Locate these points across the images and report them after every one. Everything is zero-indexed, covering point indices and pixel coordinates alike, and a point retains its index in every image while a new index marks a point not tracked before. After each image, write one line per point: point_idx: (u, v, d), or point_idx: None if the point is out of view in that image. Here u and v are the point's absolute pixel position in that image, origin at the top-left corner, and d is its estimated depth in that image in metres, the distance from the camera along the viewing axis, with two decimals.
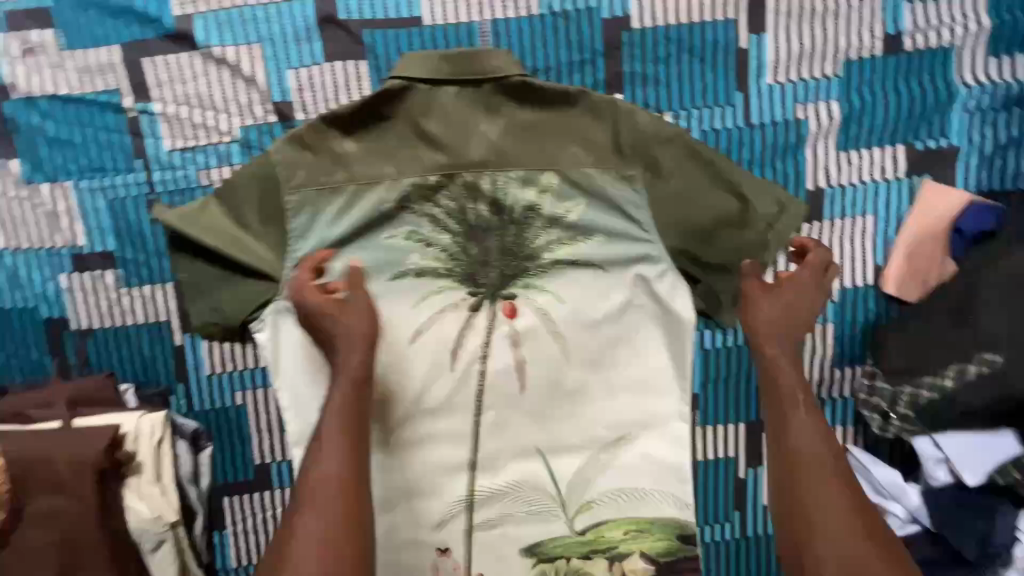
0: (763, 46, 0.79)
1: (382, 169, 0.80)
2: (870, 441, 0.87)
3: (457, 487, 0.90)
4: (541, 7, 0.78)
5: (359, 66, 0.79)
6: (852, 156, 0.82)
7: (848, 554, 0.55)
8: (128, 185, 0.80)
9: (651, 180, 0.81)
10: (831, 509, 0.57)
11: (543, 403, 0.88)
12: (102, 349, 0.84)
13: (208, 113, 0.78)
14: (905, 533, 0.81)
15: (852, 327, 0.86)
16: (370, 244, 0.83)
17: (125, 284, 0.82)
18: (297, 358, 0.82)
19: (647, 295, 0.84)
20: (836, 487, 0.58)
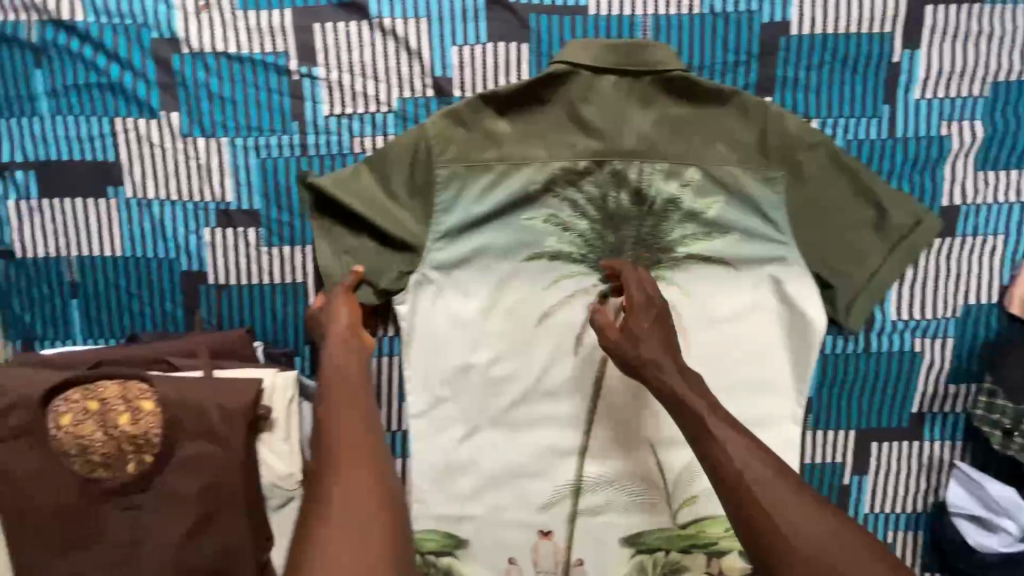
0: (914, 62, 0.81)
1: (532, 151, 0.81)
2: (977, 458, 0.90)
3: (566, 471, 0.90)
4: (703, 5, 0.80)
5: (521, 48, 0.80)
6: (989, 176, 0.84)
7: (815, 537, 0.60)
8: (283, 146, 0.81)
9: (793, 184, 0.82)
10: (781, 501, 0.62)
11: None
12: (235, 305, 0.85)
13: (370, 83, 0.80)
14: (1012, 550, 0.84)
15: (970, 343, 0.87)
16: (509, 224, 0.83)
17: (265, 243, 0.84)
18: (432, 330, 0.85)
19: (777, 297, 0.85)
20: (773, 481, 0.64)
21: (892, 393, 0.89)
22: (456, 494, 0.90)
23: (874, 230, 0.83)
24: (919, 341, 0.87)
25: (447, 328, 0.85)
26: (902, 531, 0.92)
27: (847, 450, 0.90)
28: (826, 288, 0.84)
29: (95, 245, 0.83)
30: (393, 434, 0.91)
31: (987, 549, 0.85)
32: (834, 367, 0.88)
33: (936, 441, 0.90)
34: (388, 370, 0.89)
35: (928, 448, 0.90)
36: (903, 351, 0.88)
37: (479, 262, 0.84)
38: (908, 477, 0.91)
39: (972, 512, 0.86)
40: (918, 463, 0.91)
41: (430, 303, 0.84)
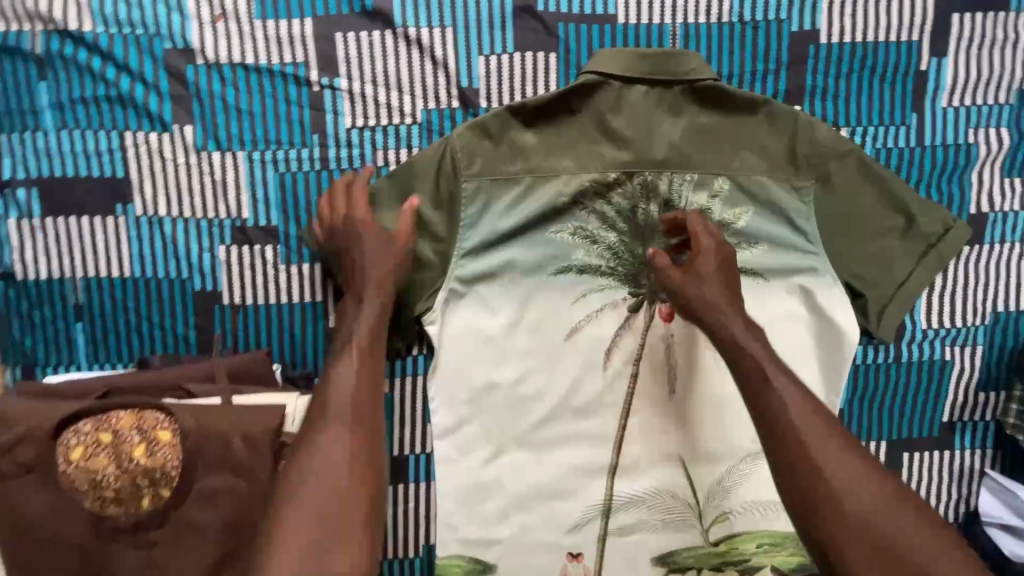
0: (942, 70, 0.81)
1: (559, 162, 0.78)
2: (1008, 466, 0.89)
3: (595, 490, 0.87)
4: (732, 14, 0.79)
5: (549, 58, 0.78)
6: (1015, 183, 0.84)
7: (870, 503, 0.58)
8: (302, 159, 0.78)
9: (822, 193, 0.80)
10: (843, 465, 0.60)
11: (691, 409, 0.87)
12: (252, 326, 0.81)
13: (393, 93, 0.77)
14: None
15: (999, 351, 0.87)
16: (536, 238, 0.80)
17: (283, 261, 0.80)
18: (454, 349, 0.82)
19: (807, 307, 0.82)
20: (838, 446, 0.61)
21: (922, 402, 0.88)
22: (483, 518, 0.86)
23: (901, 237, 0.81)
24: (949, 349, 0.87)
25: (472, 344, 0.82)
26: None
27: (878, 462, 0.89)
28: (857, 296, 0.82)
29: (103, 265, 0.79)
30: (416, 457, 0.86)
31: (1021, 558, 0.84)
32: (869, 378, 0.87)
33: (967, 450, 0.89)
34: (411, 391, 0.84)
35: (960, 457, 0.89)
36: (934, 360, 0.87)
37: (504, 277, 0.81)
38: (942, 486, 0.89)
39: (1005, 520, 0.86)
40: (951, 471, 0.89)
41: (456, 318, 0.81)
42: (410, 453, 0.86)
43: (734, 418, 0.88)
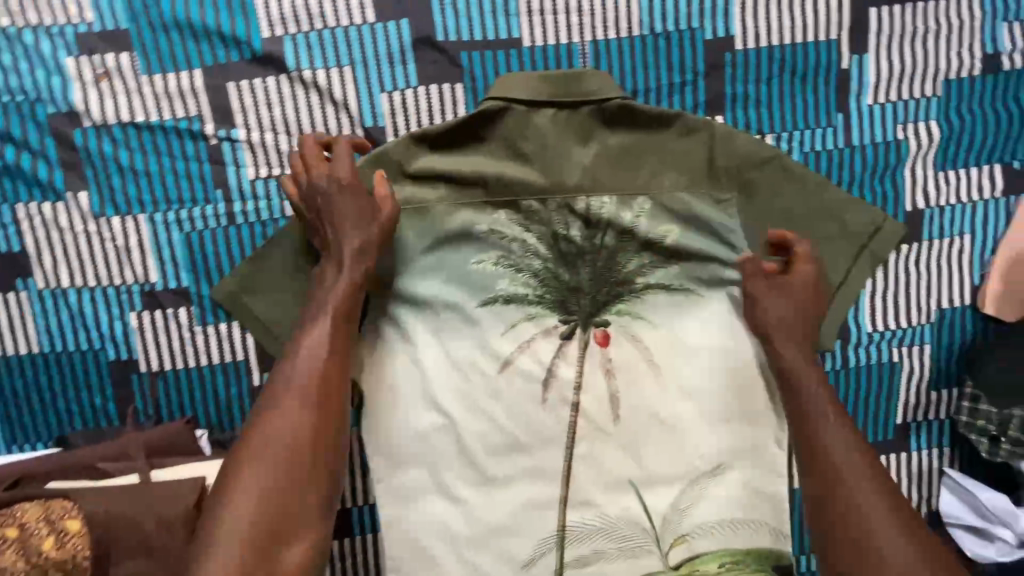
0: (864, 66, 0.78)
1: (474, 192, 0.77)
2: (966, 462, 0.87)
3: (547, 524, 0.85)
4: (642, 27, 0.76)
5: (456, 88, 0.75)
6: (950, 176, 0.81)
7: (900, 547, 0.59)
8: (207, 216, 0.75)
9: (745, 204, 0.79)
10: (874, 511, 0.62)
11: (638, 433, 0.85)
12: (173, 392, 0.78)
13: (295, 139, 0.74)
14: (1013, 559, 0.80)
15: (948, 348, 0.85)
16: (460, 271, 0.79)
17: (199, 322, 0.77)
18: (388, 395, 0.80)
19: (745, 324, 0.82)
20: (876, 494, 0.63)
21: (875, 406, 0.86)
22: (434, 564, 0.84)
23: (831, 244, 0.79)
24: (897, 350, 0.85)
25: (405, 386, 0.80)
26: None
27: None
28: None
29: (10, 343, 0.75)
30: (359, 509, 0.83)
31: (985, 559, 0.82)
32: None
33: (924, 449, 0.87)
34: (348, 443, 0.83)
35: (919, 458, 0.87)
36: (882, 362, 0.85)
37: (431, 314, 0.79)
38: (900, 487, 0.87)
39: (966, 521, 0.83)
40: (910, 473, 0.87)
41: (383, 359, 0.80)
42: (353, 505, 0.83)
43: (684, 439, 0.85)
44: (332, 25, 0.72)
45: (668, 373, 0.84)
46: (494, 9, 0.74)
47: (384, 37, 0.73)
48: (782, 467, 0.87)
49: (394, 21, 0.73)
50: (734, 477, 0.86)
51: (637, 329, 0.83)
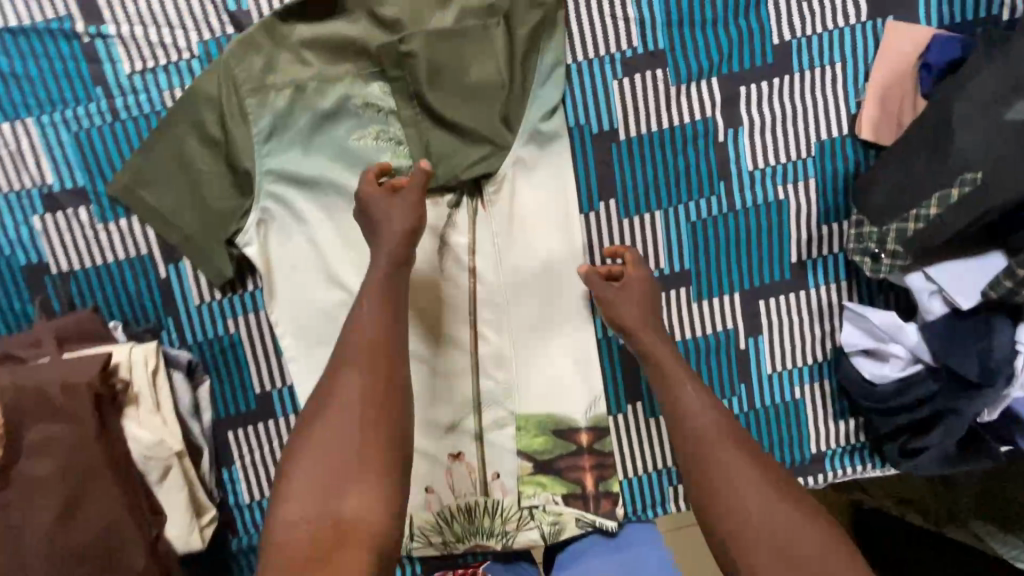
0: None
1: (340, 67, 0.80)
2: (866, 295, 0.89)
3: (463, 390, 0.89)
4: None
5: None
6: (814, 6, 0.81)
7: None
8: (91, 114, 0.78)
9: (554, 38, 0.81)
10: None
11: (539, 297, 0.88)
12: (87, 290, 0.82)
13: (164, 30, 0.77)
14: (907, 373, 0.82)
15: (832, 179, 0.86)
16: (340, 148, 0.82)
17: (100, 220, 0.81)
18: (291, 275, 0.83)
19: (551, 312, 0.89)
20: None
21: (767, 245, 0.88)
22: None
23: (560, 71, 0.82)
24: (782, 188, 0.86)
25: (303, 264, 0.83)
26: (810, 383, 0.92)
27: (736, 309, 0.89)
28: (536, 188, 0.85)
29: None
30: (279, 390, 0.87)
31: (882, 378, 0.84)
32: (702, 232, 0.87)
33: (822, 286, 0.89)
34: (255, 327, 0.85)
35: (816, 294, 0.89)
36: (769, 202, 0.87)
37: (322, 195, 0.83)
38: (801, 324, 0.90)
39: (861, 346, 0.85)
40: (809, 309, 0.90)
41: (279, 241, 0.83)
42: (272, 388, 0.87)
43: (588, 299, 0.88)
44: None
45: (544, 240, 0.86)
46: None
47: None
48: (684, 314, 0.89)
49: None
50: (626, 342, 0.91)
51: (494, 253, 0.86)
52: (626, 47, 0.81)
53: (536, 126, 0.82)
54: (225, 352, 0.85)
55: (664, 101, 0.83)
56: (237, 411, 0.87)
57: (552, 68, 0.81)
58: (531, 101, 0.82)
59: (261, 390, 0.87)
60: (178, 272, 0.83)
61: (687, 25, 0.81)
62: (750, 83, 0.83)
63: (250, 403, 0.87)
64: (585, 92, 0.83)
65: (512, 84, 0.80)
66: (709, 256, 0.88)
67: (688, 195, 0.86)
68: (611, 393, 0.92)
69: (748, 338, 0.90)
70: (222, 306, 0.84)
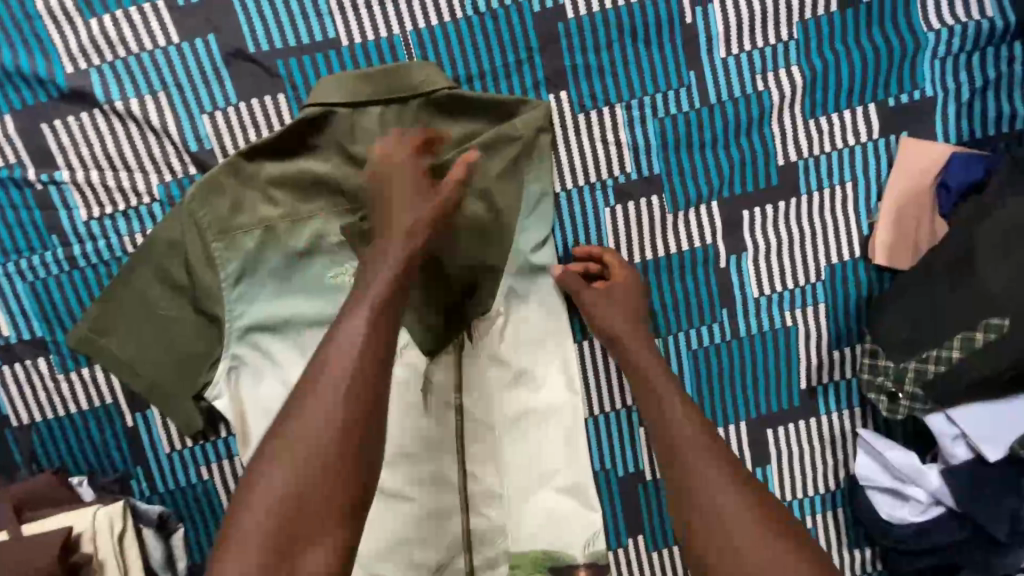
0: (709, 19, 0.74)
1: (313, 204, 0.74)
2: (881, 423, 0.83)
3: (452, 528, 0.82)
4: (465, 8, 0.73)
5: (278, 99, 0.72)
6: (820, 123, 0.76)
7: None
8: (48, 263, 0.73)
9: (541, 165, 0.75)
10: None
11: (530, 430, 0.82)
12: (48, 442, 0.77)
13: (122, 174, 0.72)
14: (927, 518, 0.76)
15: (843, 303, 0.80)
16: (317, 287, 0.76)
17: (61, 370, 0.76)
18: (265, 422, 0.76)
19: (545, 445, 0.82)
20: None
21: (775, 372, 0.82)
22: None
23: (549, 198, 0.76)
24: (789, 314, 0.80)
25: (278, 410, 0.76)
26: (823, 513, 0.85)
27: (743, 438, 0.83)
28: (525, 319, 0.80)
29: None
30: None
31: (901, 521, 0.77)
32: (704, 361, 0.81)
33: (834, 413, 0.83)
34: (229, 474, 0.80)
35: (827, 422, 0.83)
36: (775, 328, 0.81)
37: (298, 336, 0.77)
38: (813, 453, 0.84)
39: (879, 483, 0.79)
40: (821, 438, 0.83)
41: (252, 387, 0.76)
42: None
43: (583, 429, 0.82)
44: (137, 51, 0.70)
45: (535, 369, 0.81)
46: (300, 9, 0.71)
47: (194, 57, 0.71)
48: None
49: (202, 38, 0.70)
50: (624, 472, 0.87)
51: (482, 389, 0.81)
52: (620, 172, 0.76)
53: (526, 259, 0.77)
54: (199, 500, 0.80)
55: (659, 228, 0.78)
56: None
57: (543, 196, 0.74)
58: (518, 232, 0.76)
59: None
60: (146, 420, 0.78)
61: (682, 148, 0.76)
62: (750, 207, 0.78)
63: None
64: (575, 220, 0.78)
65: (498, 216, 0.75)
66: (712, 385, 0.82)
67: (687, 322, 0.80)
68: (611, 526, 0.87)
69: (756, 468, 0.84)
70: (194, 453, 0.79)
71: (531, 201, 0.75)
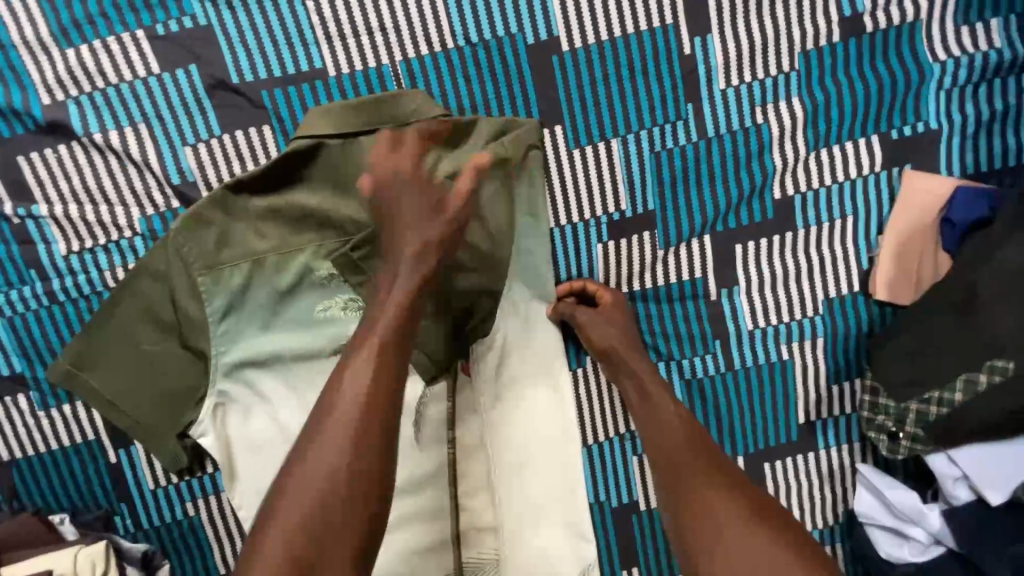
0: (708, 50, 0.72)
1: (302, 236, 0.72)
2: (881, 459, 0.82)
3: (443, 563, 0.77)
4: (456, 38, 0.70)
5: (263, 130, 0.70)
6: (822, 156, 0.74)
7: None
8: (26, 298, 0.71)
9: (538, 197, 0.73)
10: None
11: (525, 464, 0.80)
12: (29, 479, 0.75)
13: (102, 207, 0.70)
14: (926, 558, 0.74)
15: (843, 338, 0.78)
16: (306, 321, 0.74)
17: (41, 407, 0.74)
18: (254, 459, 0.75)
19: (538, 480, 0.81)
20: None
21: (772, 406, 0.80)
22: None
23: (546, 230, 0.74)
24: (787, 349, 0.78)
25: (267, 447, 0.75)
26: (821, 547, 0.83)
27: None
28: (521, 349, 0.80)
29: None
30: None
31: (902, 560, 0.76)
32: (700, 394, 0.79)
33: (833, 448, 0.81)
34: (216, 509, 0.78)
35: (827, 456, 0.81)
36: (774, 362, 0.79)
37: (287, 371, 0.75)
38: (812, 487, 0.82)
39: (879, 521, 0.77)
40: (820, 472, 0.82)
41: (240, 423, 0.74)
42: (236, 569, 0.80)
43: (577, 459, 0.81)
44: (116, 82, 0.68)
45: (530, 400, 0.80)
46: (285, 39, 0.69)
47: (175, 88, 0.68)
48: None
49: (183, 68, 0.68)
50: (618, 504, 0.85)
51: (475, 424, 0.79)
52: (613, 210, 0.75)
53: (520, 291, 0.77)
54: (184, 535, 0.79)
55: (654, 264, 0.76)
56: None
57: (541, 229, 0.74)
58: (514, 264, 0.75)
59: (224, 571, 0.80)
60: (130, 456, 0.76)
61: (680, 181, 0.74)
62: (747, 241, 0.76)
63: None
64: (570, 254, 0.76)
65: (495, 250, 0.73)
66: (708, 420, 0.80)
67: (682, 354, 0.78)
68: (605, 558, 0.85)
69: None
70: (180, 488, 0.77)
71: (527, 233, 0.74)
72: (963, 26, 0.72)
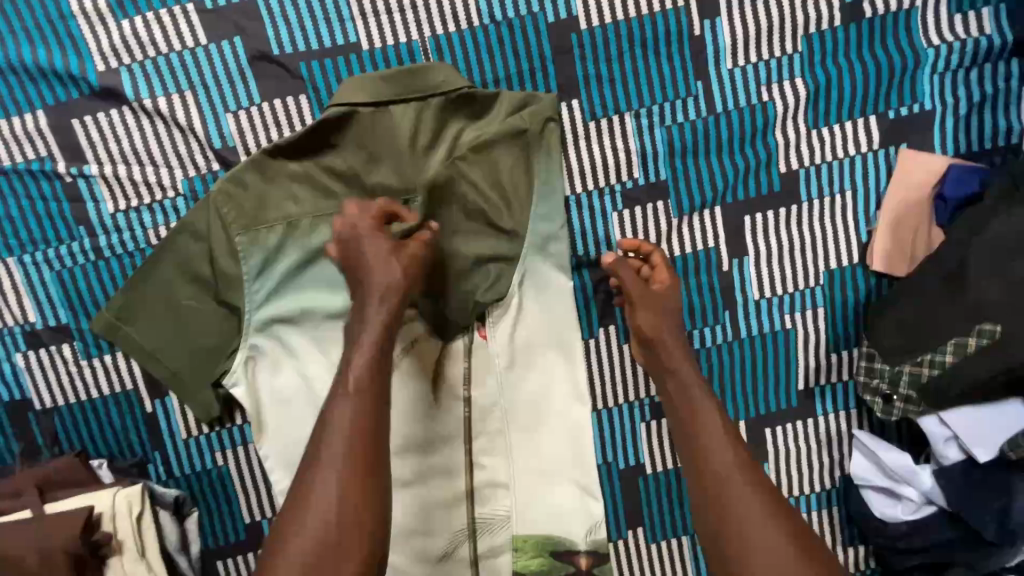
0: (717, 31, 0.77)
1: (333, 200, 0.76)
2: (877, 425, 0.85)
3: (457, 517, 0.84)
4: (482, 17, 0.75)
5: (300, 100, 0.75)
6: (822, 134, 0.79)
7: None
8: (75, 253, 0.76)
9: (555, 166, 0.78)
10: None
11: (538, 425, 0.84)
12: (70, 425, 0.80)
13: (148, 169, 0.75)
14: (920, 516, 0.79)
15: (841, 308, 0.82)
16: (335, 281, 0.79)
17: (84, 357, 0.79)
18: (280, 411, 0.79)
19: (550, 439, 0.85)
20: None
21: (774, 373, 0.84)
22: None
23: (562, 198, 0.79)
24: (788, 317, 0.83)
25: (294, 400, 0.79)
26: (818, 510, 0.87)
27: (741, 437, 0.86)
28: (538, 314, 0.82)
29: None
30: (268, 520, 0.84)
31: (893, 519, 0.80)
32: (705, 360, 0.83)
33: (831, 414, 0.85)
34: (244, 460, 0.83)
35: (826, 422, 0.85)
36: (775, 330, 0.83)
37: (315, 328, 0.79)
38: (810, 452, 0.86)
39: (873, 482, 0.81)
40: (818, 436, 0.86)
41: (269, 378, 0.78)
42: (261, 517, 0.84)
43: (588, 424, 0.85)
44: (165, 52, 0.73)
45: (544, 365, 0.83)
46: (322, 14, 0.74)
47: (220, 59, 0.74)
48: None
49: (228, 40, 0.73)
50: (625, 466, 0.89)
51: (492, 384, 0.83)
52: (626, 181, 0.79)
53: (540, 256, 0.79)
54: (214, 484, 0.83)
55: (663, 233, 0.80)
56: (229, 541, 0.84)
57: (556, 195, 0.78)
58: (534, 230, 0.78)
59: (250, 520, 0.84)
60: (164, 406, 0.81)
61: (689, 155, 0.79)
62: (751, 213, 0.80)
63: (240, 533, 0.84)
64: (583, 223, 0.80)
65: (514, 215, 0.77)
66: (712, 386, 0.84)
67: (689, 321, 0.82)
68: (611, 517, 0.90)
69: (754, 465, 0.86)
70: (211, 439, 0.82)
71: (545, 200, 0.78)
72: (956, 14, 0.77)
